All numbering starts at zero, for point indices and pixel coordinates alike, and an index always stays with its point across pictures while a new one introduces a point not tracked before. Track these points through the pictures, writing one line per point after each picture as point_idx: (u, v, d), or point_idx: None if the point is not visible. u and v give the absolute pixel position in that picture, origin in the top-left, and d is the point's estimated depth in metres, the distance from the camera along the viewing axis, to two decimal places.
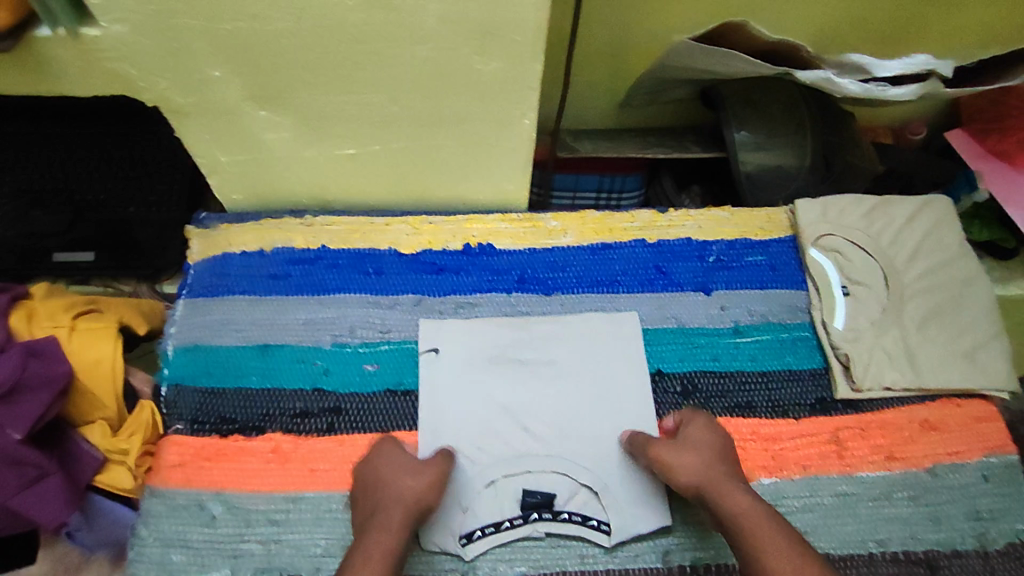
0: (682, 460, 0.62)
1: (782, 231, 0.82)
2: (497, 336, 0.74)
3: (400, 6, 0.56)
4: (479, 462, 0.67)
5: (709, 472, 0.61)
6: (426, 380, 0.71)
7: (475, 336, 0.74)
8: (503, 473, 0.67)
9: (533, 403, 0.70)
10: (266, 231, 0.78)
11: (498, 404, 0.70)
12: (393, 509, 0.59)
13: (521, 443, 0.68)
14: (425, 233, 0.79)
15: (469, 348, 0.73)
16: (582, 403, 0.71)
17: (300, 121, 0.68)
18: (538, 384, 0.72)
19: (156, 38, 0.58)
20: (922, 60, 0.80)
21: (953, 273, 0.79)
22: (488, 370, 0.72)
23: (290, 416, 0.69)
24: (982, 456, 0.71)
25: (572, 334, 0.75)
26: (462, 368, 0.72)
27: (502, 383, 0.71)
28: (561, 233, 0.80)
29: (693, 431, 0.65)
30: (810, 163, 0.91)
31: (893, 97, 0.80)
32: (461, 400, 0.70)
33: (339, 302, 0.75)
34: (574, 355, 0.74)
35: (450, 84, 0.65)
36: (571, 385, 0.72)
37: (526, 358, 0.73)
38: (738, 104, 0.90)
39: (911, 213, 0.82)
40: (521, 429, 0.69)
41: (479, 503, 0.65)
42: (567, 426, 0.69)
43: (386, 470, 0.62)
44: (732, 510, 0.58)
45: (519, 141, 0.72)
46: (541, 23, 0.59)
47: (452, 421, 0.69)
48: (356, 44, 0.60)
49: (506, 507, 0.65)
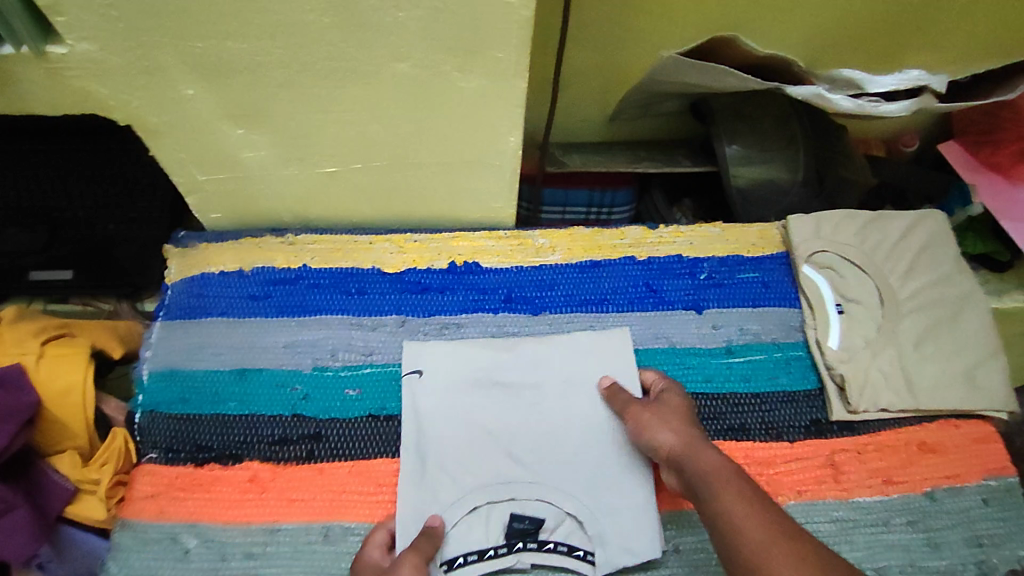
0: (657, 420, 0.63)
1: (774, 247, 0.81)
2: (480, 358, 0.71)
3: (377, 23, 0.55)
4: (462, 486, 0.65)
5: (683, 432, 0.61)
6: (411, 403, 0.69)
7: (458, 357, 0.71)
8: (487, 501, 0.64)
9: (520, 429, 0.68)
10: (245, 250, 0.76)
11: (482, 428, 0.68)
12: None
13: (505, 471, 0.66)
14: (410, 251, 0.77)
15: (453, 370, 0.71)
16: (571, 425, 0.69)
17: (278, 140, 0.66)
18: (526, 408, 0.69)
19: (126, 56, 0.56)
20: (916, 75, 0.78)
21: (948, 290, 0.77)
22: (472, 386, 0.70)
23: (268, 443, 0.66)
24: (981, 479, 0.69)
25: (563, 357, 0.72)
26: (446, 391, 0.69)
27: (487, 406, 0.69)
28: (549, 251, 0.79)
29: (669, 397, 0.66)
30: (802, 178, 0.90)
31: (886, 114, 0.77)
32: (444, 422, 0.68)
33: (320, 324, 0.72)
34: (563, 376, 0.71)
35: (432, 100, 0.63)
36: (557, 408, 0.70)
37: (513, 380, 0.71)
38: (728, 118, 0.89)
39: (906, 227, 0.80)
40: (506, 456, 0.67)
41: (455, 542, 0.63)
42: (554, 451, 0.67)
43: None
44: (699, 466, 0.57)
45: (504, 159, 0.71)
46: (523, 40, 0.57)
47: (436, 445, 0.67)
48: (333, 61, 0.58)
49: (491, 535, 0.63)
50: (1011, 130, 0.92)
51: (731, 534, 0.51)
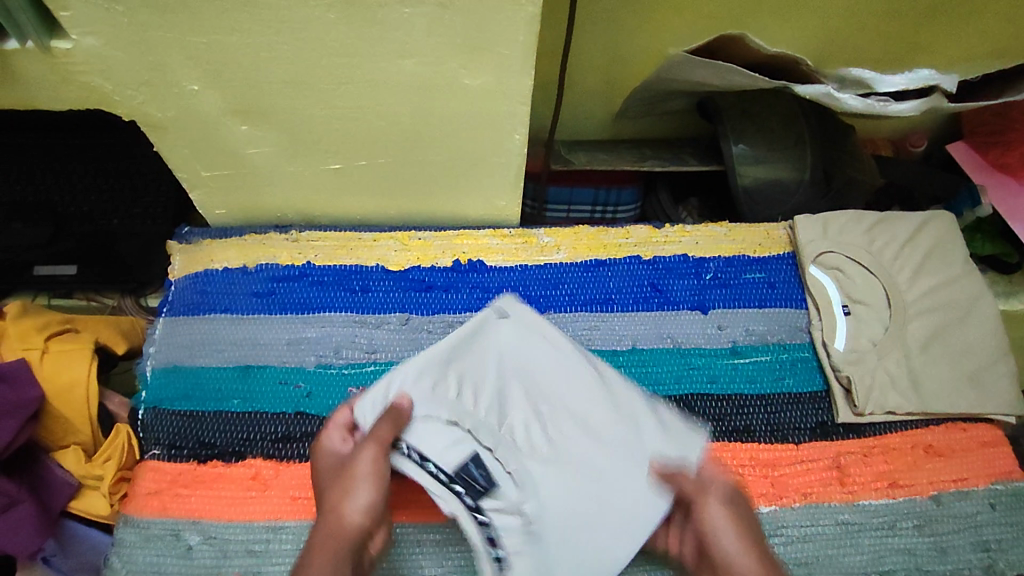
0: (733, 531, 0.54)
1: (780, 247, 0.80)
2: (562, 342, 0.66)
3: (383, 19, 0.54)
4: (467, 414, 0.60)
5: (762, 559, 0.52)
6: (475, 328, 0.66)
7: (535, 333, 0.66)
8: (472, 438, 0.58)
9: (552, 428, 0.61)
10: (249, 247, 0.76)
11: (519, 395, 0.62)
12: (321, 541, 0.50)
13: (516, 450, 0.59)
14: (414, 249, 0.77)
15: (525, 341, 0.66)
16: (596, 478, 0.59)
17: (283, 137, 0.66)
18: (579, 416, 0.62)
19: (131, 51, 0.56)
20: (924, 75, 0.78)
21: (957, 292, 0.76)
22: (536, 360, 0.65)
23: (271, 441, 0.66)
24: (989, 483, 0.68)
25: (636, 414, 0.62)
26: (507, 349, 0.65)
27: (537, 386, 0.63)
28: (554, 250, 0.78)
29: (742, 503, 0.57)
30: (809, 177, 0.90)
31: (895, 112, 0.76)
32: (492, 354, 0.64)
33: (324, 321, 0.72)
34: (620, 431, 0.61)
35: (437, 97, 0.63)
36: (605, 432, 0.61)
37: (576, 393, 0.63)
38: (735, 117, 0.89)
39: (915, 228, 0.79)
40: (529, 429, 0.61)
41: (417, 435, 0.57)
42: (558, 476, 0.59)
43: (327, 476, 0.56)
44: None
45: (509, 156, 0.70)
46: (530, 37, 0.57)
47: (466, 376, 0.62)
48: (338, 57, 0.58)
49: (453, 459, 0.57)
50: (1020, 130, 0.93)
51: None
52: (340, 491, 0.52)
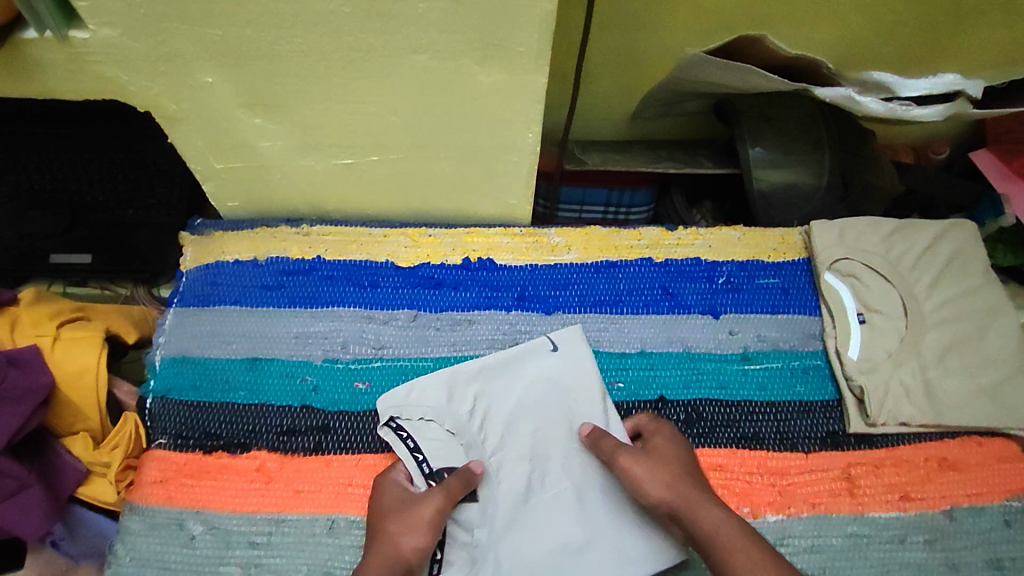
0: (649, 472, 0.61)
1: (796, 253, 0.79)
2: (587, 394, 0.69)
3: (397, 14, 0.54)
4: (468, 433, 0.66)
5: (677, 487, 0.60)
6: (521, 353, 0.71)
7: (561, 381, 0.70)
8: (465, 454, 0.65)
9: (539, 473, 0.65)
10: (260, 239, 0.76)
11: (524, 430, 0.67)
12: (374, 565, 0.55)
13: (499, 482, 0.64)
14: (424, 246, 0.77)
15: (551, 387, 0.69)
16: (555, 538, 0.62)
17: (296, 131, 0.66)
18: (573, 463, 0.66)
19: (147, 43, 0.56)
20: (950, 80, 0.74)
21: (977, 303, 0.75)
22: (561, 408, 0.69)
23: (276, 433, 0.66)
24: (1004, 500, 0.66)
25: (624, 504, 0.64)
26: (532, 385, 0.70)
27: (545, 430, 0.67)
28: (565, 250, 0.78)
29: (658, 444, 0.64)
30: (827, 182, 0.89)
31: (919, 117, 0.73)
32: (525, 380, 0.70)
33: (332, 316, 0.72)
34: (597, 511, 0.64)
35: (451, 94, 0.62)
36: (586, 494, 0.64)
37: (578, 458, 0.66)
38: (753, 120, 0.88)
39: (934, 237, 0.78)
40: (522, 462, 0.66)
41: (418, 432, 0.66)
42: (521, 517, 0.63)
43: (385, 509, 0.60)
44: (704, 528, 0.57)
45: (521, 155, 0.70)
46: (544, 34, 0.56)
47: (486, 398, 0.68)
48: (351, 52, 0.58)
49: (441, 459, 0.65)
50: None
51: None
52: (402, 525, 0.58)
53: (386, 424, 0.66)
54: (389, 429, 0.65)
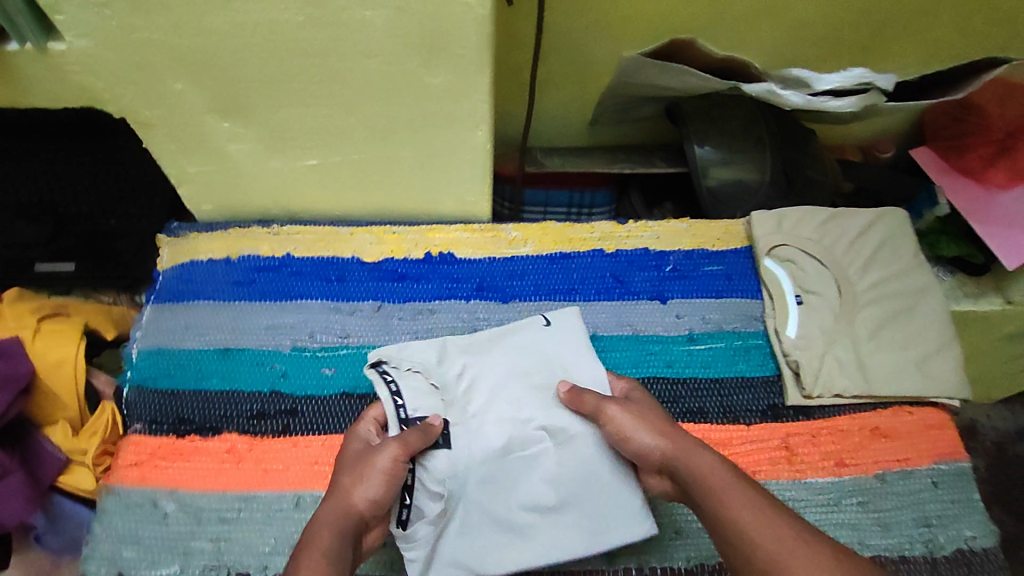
0: (637, 423, 0.61)
1: (738, 242, 0.84)
2: (571, 366, 0.71)
3: (346, 22, 0.60)
4: (453, 391, 0.68)
5: (669, 435, 0.59)
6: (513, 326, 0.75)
7: (546, 351, 0.72)
8: (445, 408, 0.66)
9: (520, 433, 0.65)
10: (233, 239, 0.81)
11: (511, 392, 0.68)
12: (326, 516, 0.54)
13: (478, 437, 0.65)
14: (388, 242, 0.82)
15: (537, 357, 0.71)
16: (527, 498, 0.63)
17: (263, 134, 0.72)
18: (554, 426, 0.66)
19: (119, 53, 0.62)
20: (858, 74, 0.81)
21: (908, 282, 0.80)
22: (547, 376, 0.70)
23: (247, 417, 0.70)
24: (933, 464, 0.71)
25: (602, 471, 0.64)
26: (518, 353, 0.72)
27: (529, 395, 0.68)
28: (521, 243, 0.83)
29: (637, 396, 0.66)
30: (771, 178, 0.94)
31: (834, 109, 0.81)
32: (513, 346, 0.72)
33: (301, 308, 0.77)
34: (573, 475, 0.64)
35: (402, 96, 0.68)
36: (563, 457, 0.65)
37: (563, 424, 0.66)
38: (698, 121, 0.94)
39: (864, 227, 0.83)
40: (504, 423, 0.66)
41: (403, 380, 0.66)
42: (496, 474, 0.64)
43: (342, 464, 0.59)
44: (697, 471, 0.56)
45: (473, 152, 0.75)
46: (482, 39, 0.62)
47: (475, 362, 0.70)
48: (308, 58, 0.63)
49: (422, 407, 0.65)
50: (976, 135, 1.04)
51: (743, 541, 0.50)
52: (355, 475, 0.57)
53: (371, 364, 0.67)
54: (374, 369, 0.66)
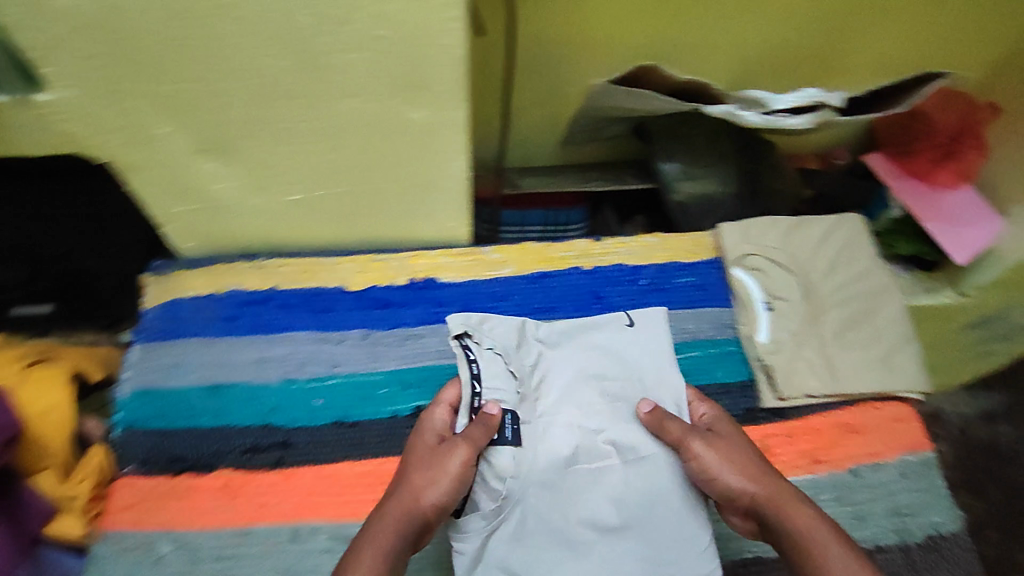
0: (723, 463, 0.63)
1: (709, 253, 0.88)
2: (647, 376, 0.71)
3: (327, 65, 0.62)
4: (528, 384, 0.69)
5: (762, 481, 0.63)
6: (593, 323, 0.75)
7: (620, 360, 0.72)
8: (519, 401, 0.66)
9: (587, 442, 0.65)
10: (218, 274, 0.83)
11: (588, 396, 0.68)
12: (395, 512, 0.60)
13: (545, 442, 0.64)
14: (372, 271, 0.84)
15: (614, 366, 0.71)
16: (587, 514, 0.61)
17: (246, 172, 0.74)
18: (626, 441, 0.64)
19: (105, 101, 0.63)
20: (811, 92, 0.85)
21: (868, 284, 0.85)
22: (624, 387, 0.70)
23: (240, 452, 0.71)
24: (900, 455, 0.75)
25: (672, 500, 0.62)
26: (594, 358, 0.72)
27: (604, 403, 0.68)
28: (502, 265, 0.86)
29: (719, 429, 0.67)
30: (735, 189, 1.00)
31: (790, 126, 0.86)
32: (590, 348, 0.73)
33: (289, 340, 0.79)
34: (638, 498, 0.61)
35: (383, 131, 0.70)
36: (630, 476, 0.63)
37: (635, 443, 0.64)
38: (664, 138, 0.99)
39: (826, 231, 0.88)
40: (572, 428, 0.66)
41: (483, 361, 0.67)
42: (557, 483, 0.62)
43: (413, 462, 0.63)
44: (794, 524, 0.60)
45: (454, 181, 0.77)
46: (460, 75, 0.64)
47: (550, 359, 0.71)
48: (292, 99, 0.65)
49: (496, 394, 0.66)
50: (924, 140, 1.11)
51: None
52: (425, 478, 0.61)
53: (454, 336, 0.68)
54: (458, 342, 0.68)
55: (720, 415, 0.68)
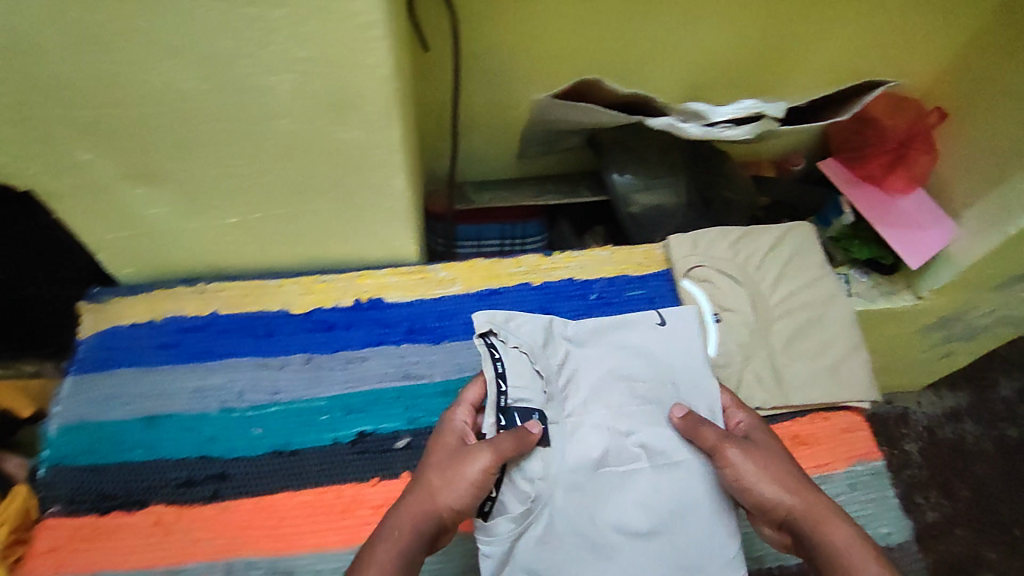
0: (761, 473, 0.63)
1: (658, 265, 0.87)
2: (678, 376, 0.73)
3: (250, 88, 0.60)
4: (553, 381, 0.69)
5: (800, 495, 0.62)
6: (622, 323, 0.76)
7: (651, 361, 0.73)
8: (546, 400, 0.67)
9: (618, 444, 0.66)
10: (157, 300, 0.81)
11: (622, 396, 0.69)
12: (413, 509, 0.61)
13: (574, 442, 0.65)
14: (317, 292, 0.83)
15: (645, 366, 0.73)
16: (616, 518, 0.63)
17: (178, 197, 0.72)
18: (656, 446, 0.67)
19: (21, 127, 0.61)
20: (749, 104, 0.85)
21: (817, 293, 0.84)
22: (655, 389, 0.71)
23: (174, 486, 0.69)
24: (850, 466, 0.76)
25: (699, 508, 0.64)
26: (623, 358, 0.73)
27: (636, 403, 0.69)
28: (450, 283, 0.84)
29: (757, 438, 0.67)
30: (687, 201, 1.00)
31: (730, 138, 0.86)
32: (621, 348, 0.74)
33: (228, 367, 0.77)
34: (667, 503, 0.64)
35: (316, 153, 0.68)
36: (661, 481, 0.65)
37: (666, 448, 0.66)
38: (615, 150, 0.98)
39: (777, 239, 0.87)
40: (603, 429, 0.67)
41: (509, 360, 0.68)
42: (588, 486, 0.64)
43: (434, 460, 0.63)
44: (831, 541, 0.60)
45: (394, 200, 0.75)
46: (390, 96, 0.62)
47: (576, 357, 0.72)
48: (218, 122, 0.63)
49: (522, 395, 0.66)
50: (875, 145, 1.12)
51: None
52: (443, 480, 0.61)
53: (480, 336, 0.68)
54: (485, 340, 0.68)
55: (756, 424, 0.69)
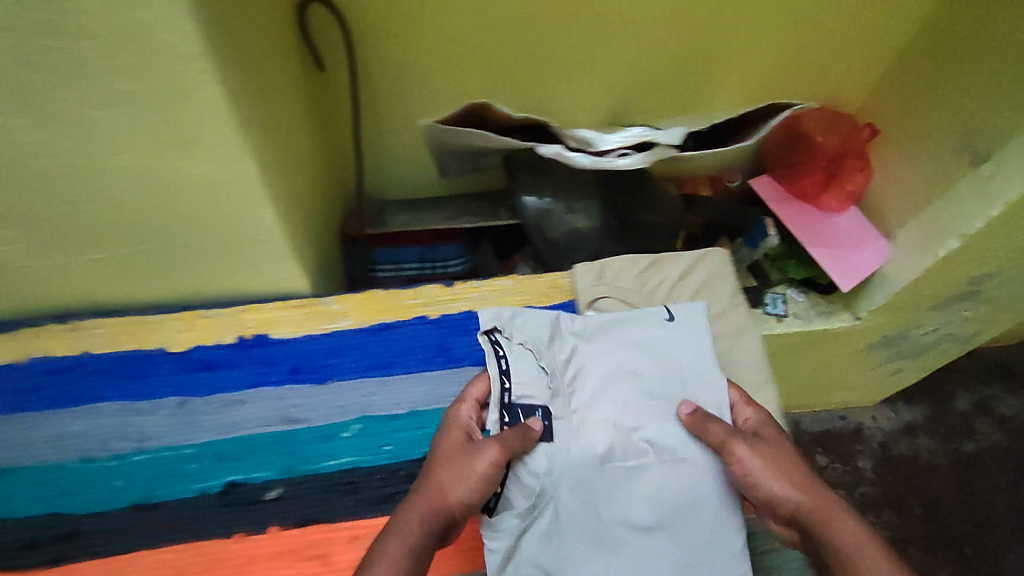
0: (769, 469, 0.60)
1: (563, 296, 0.83)
2: (685, 372, 0.69)
3: (77, 121, 0.54)
4: (558, 377, 0.66)
5: (808, 490, 0.59)
6: (629, 317, 0.72)
7: (659, 355, 0.70)
8: (550, 398, 0.64)
9: (623, 441, 0.64)
10: (24, 341, 0.76)
11: (629, 392, 0.66)
12: (421, 504, 0.57)
13: (580, 438, 0.63)
14: (198, 329, 0.78)
15: (653, 360, 0.69)
16: (622, 513, 0.62)
17: (29, 234, 0.66)
18: (664, 443, 0.64)
19: None
20: (636, 132, 0.83)
21: (725, 325, 0.81)
22: (664, 384, 0.68)
23: (15, 549, 0.66)
24: None
25: (707, 504, 0.63)
26: (631, 353, 0.69)
27: (642, 399, 0.66)
28: (341, 317, 0.80)
29: (766, 433, 0.64)
30: (605, 224, 0.95)
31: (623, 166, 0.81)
32: (629, 343, 0.70)
33: (92, 413, 0.73)
34: (673, 499, 0.62)
35: (171, 187, 0.62)
36: (668, 478, 0.63)
37: (673, 444, 0.64)
38: (528, 170, 0.94)
39: (687, 267, 0.84)
40: (609, 426, 0.64)
41: (513, 356, 0.65)
42: (594, 482, 0.62)
43: (442, 455, 0.60)
44: (841, 541, 0.56)
45: (269, 233, 0.71)
46: (239, 128, 0.57)
47: (584, 350, 0.69)
48: (48, 157, 0.57)
49: (525, 392, 0.64)
50: (806, 163, 1.08)
51: None
52: (452, 474, 0.58)
53: (484, 334, 0.66)
54: (487, 336, 0.66)
55: (763, 420, 0.66)
